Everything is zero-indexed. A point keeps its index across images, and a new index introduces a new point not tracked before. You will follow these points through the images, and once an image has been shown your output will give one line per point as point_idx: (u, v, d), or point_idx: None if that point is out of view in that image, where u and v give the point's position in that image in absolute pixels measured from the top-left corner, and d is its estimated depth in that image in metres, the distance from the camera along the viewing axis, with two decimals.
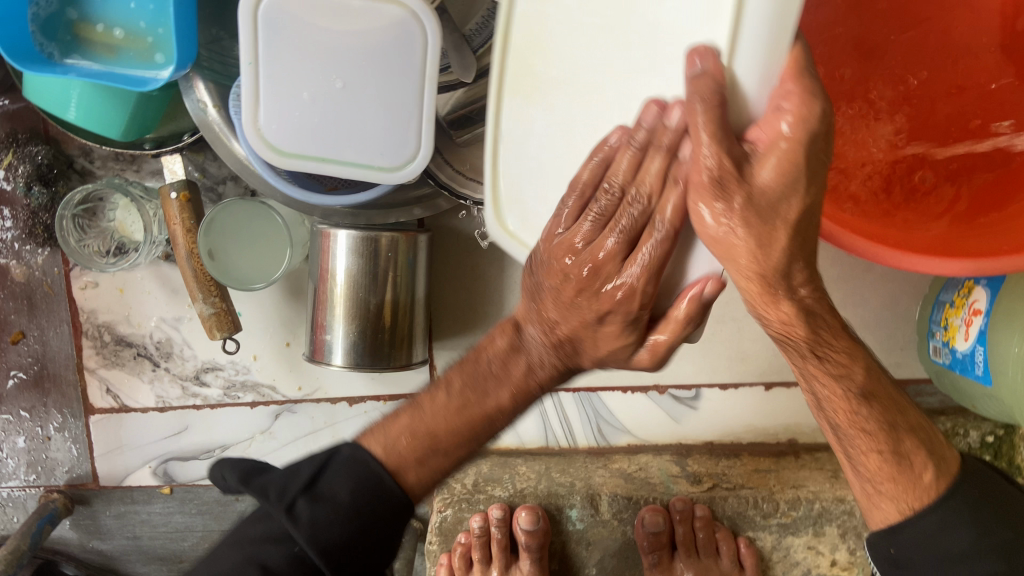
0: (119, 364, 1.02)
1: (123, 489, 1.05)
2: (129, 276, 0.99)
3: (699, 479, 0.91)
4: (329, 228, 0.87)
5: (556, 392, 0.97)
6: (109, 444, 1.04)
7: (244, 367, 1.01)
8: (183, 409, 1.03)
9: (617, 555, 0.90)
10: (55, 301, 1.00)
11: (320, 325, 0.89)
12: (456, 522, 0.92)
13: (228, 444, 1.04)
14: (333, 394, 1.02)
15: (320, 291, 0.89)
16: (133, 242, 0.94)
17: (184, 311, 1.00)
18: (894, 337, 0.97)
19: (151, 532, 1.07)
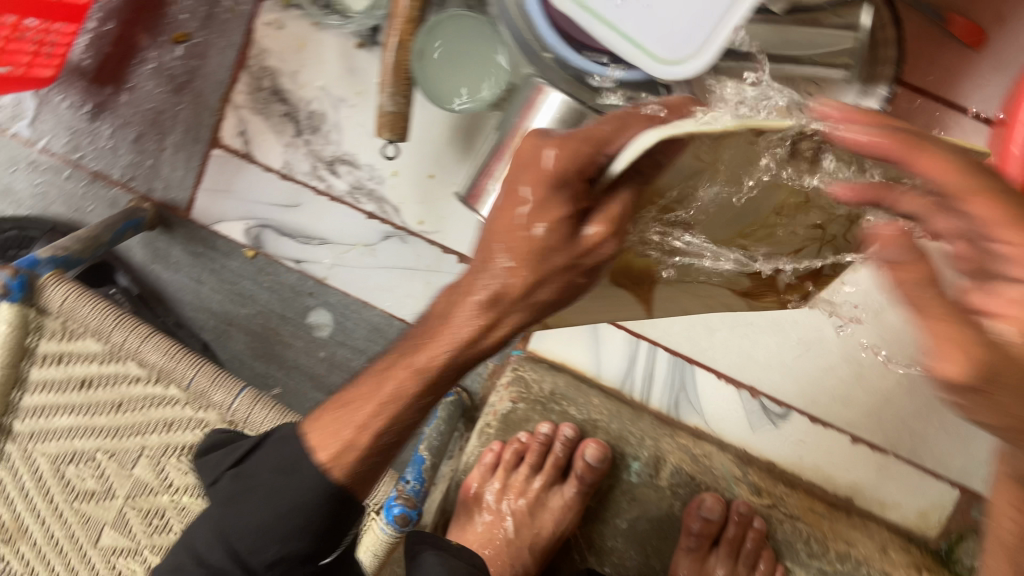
0: (264, 114, 0.97)
1: (209, 232, 1.02)
2: (313, 35, 0.94)
3: (759, 491, 0.89)
4: (545, 84, 0.82)
5: (656, 344, 0.98)
6: (218, 184, 1.00)
7: (379, 177, 0.97)
8: (302, 186, 0.99)
9: (653, 522, 0.88)
10: (233, 23, 0.96)
11: (489, 173, 0.86)
12: (523, 420, 0.89)
13: (327, 240, 1.00)
14: (450, 244, 0.98)
15: (505, 144, 0.86)
16: (344, 6, 0.89)
17: (352, 95, 0.95)
18: (991, 455, 0.95)
19: (216, 285, 1.03)
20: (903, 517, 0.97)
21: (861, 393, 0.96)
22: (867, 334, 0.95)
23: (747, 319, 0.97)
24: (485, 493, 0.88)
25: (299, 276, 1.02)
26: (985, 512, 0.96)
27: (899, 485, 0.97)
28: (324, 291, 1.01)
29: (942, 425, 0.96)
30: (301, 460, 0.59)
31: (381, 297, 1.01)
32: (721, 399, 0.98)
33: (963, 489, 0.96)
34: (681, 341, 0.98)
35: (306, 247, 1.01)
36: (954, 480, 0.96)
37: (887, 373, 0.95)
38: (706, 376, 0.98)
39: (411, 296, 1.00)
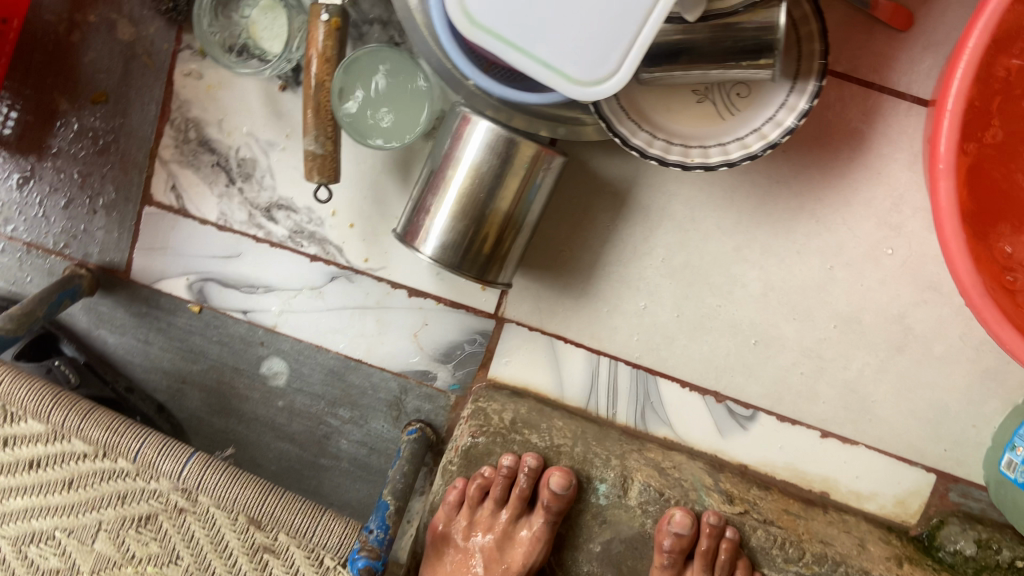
0: (193, 166, 0.95)
1: (152, 291, 1.00)
2: (233, 81, 0.92)
3: (731, 499, 0.88)
4: (470, 113, 0.80)
5: (616, 359, 0.97)
6: (155, 242, 0.99)
7: (319, 219, 0.95)
8: (241, 235, 0.97)
9: (626, 543, 0.86)
10: (151, 77, 0.93)
11: (425, 208, 0.84)
12: (486, 453, 0.88)
13: (272, 287, 0.98)
14: (396, 279, 0.96)
15: (438, 175, 0.83)
16: (260, 50, 0.87)
17: (281, 139, 0.93)
18: (964, 436, 0.94)
19: (164, 343, 1.02)
20: (880, 506, 0.96)
21: (827, 387, 0.95)
22: (827, 328, 0.93)
23: (706, 325, 0.95)
24: (453, 532, 0.87)
25: (249, 327, 1.00)
26: (964, 494, 0.95)
27: (873, 475, 0.96)
28: (275, 339, 0.99)
29: (912, 410, 0.94)
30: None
31: (333, 339, 0.99)
32: (687, 406, 0.97)
33: (939, 473, 0.95)
34: (641, 353, 0.96)
35: (252, 296, 0.99)
36: (930, 465, 0.95)
37: (850, 365, 0.94)
38: (670, 385, 0.97)
39: (364, 335, 0.98)
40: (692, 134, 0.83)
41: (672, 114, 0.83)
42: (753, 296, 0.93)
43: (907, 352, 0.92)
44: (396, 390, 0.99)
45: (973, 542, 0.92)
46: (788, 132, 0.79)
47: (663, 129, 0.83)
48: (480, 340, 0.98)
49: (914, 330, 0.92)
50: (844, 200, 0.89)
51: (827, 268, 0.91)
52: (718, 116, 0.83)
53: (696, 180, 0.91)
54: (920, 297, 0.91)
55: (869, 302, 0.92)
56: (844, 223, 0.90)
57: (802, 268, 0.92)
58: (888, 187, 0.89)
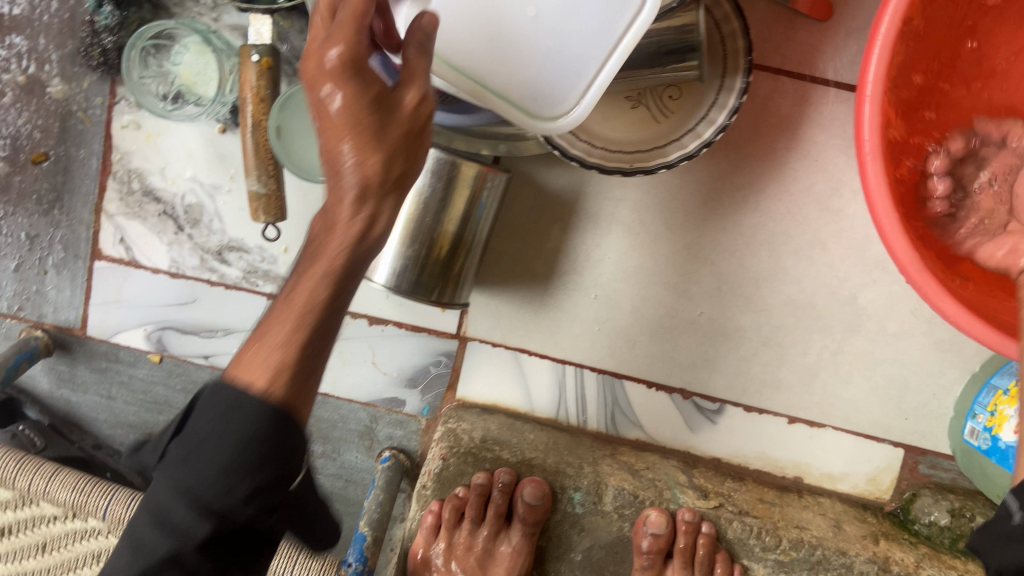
0: (140, 216, 0.95)
1: (110, 345, 1.00)
2: (171, 128, 0.92)
3: (705, 494, 0.89)
4: None
5: (581, 366, 0.97)
6: (108, 295, 0.98)
7: (271, 257, 0.95)
8: (195, 281, 0.97)
9: (607, 548, 0.87)
10: (90, 133, 0.93)
11: None
12: (457, 474, 0.88)
13: (231, 329, 0.98)
14: (355, 308, 0.97)
15: None
16: (194, 95, 0.87)
17: (225, 182, 0.93)
18: (927, 408, 0.96)
19: (127, 397, 1.01)
20: (854, 485, 0.98)
21: (789, 374, 0.96)
22: (783, 316, 0.95)
23: (665, 325, 0.96)
24: (433, 557, 0.87)
25: (212, 371, 1.00)
26: (933, 465, 0.97)
27: (843, 455, 0.98)
28: None
29: (873, 388, 0.96)
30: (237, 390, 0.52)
31: None
32: (655, 406, 0.98)
33: (907, 447, 0.97)
34: (605, 358, 0.97)
35: (212, 340, 0.99)
36: (897, 440, 0.97)
37: (809, 349, 0.95)
38: (636, 387, 0.98)
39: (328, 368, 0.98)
40: (630, 141, 0.84)
41: (609, 122, 0.85)
42: (708, 291, 0.95)
43: (863, 331, 0.94)
44: (366, 419, 0.99)
45: (946, 512, 0.93)
46: (720, 130, 0.80)
47: (602, 138, 0.84)
48: (444, 361, 0.98)
49: (867, 309, 0.94)
50: (785, 190, 0.91)
51: (777, 257, 0.93)
52: (654, 119, 0.85)
53: (641, 183, 0.92)
54: (869, 277, 0.93)
55: (820, 286, 0.93)
56: (788, 212, 0.92)
57: (752, 260, 0.93)
58: (826, 172, 0.91)
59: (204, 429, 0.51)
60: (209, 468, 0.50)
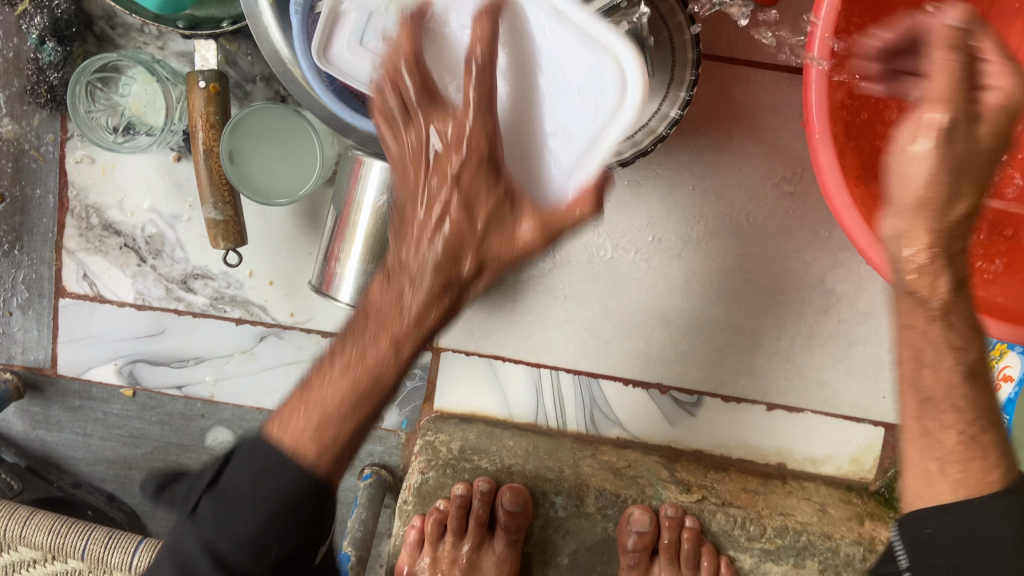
0: (102, 251, 0.94)
1: (82, 382, 0.99)
2: (125, 160, 0.91)
3: (688, 488, 0.88)
4: (361, 155, 0.80)
5: (557, 369, 0.97)
6: (76, 332, 0.97)
7: (237, 282, 0.95)
8: (161, 312, 0.96)
9: (592, 548, 0.88)
10: (45, 171, 0.92)
11: (332, 256, 0.82)
12: (437, 487, 0.88)
13: (202, 357, 0.97)
14: (324, 328, 0.95)
15: (341, 221, 0.82)
16: (145, 125, 0.87)
17: (184, 210, 0.92)
18: None
19: (104, 433, 1.01)
20: (837, 467, 0.98)
21: (763, 361, 0.96)
22: (752, 304, 0.95)
23: (638, 321, 0.96)
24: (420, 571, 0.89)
25: (186, 401, 0.99)
26: None
27: (824, 439, 0.98)
28: (214, 409, 0.99)
29: (849, 369, 0.95)
30: (270, 454, 0.53)
31: (273, 399, 0.98)
32: (632, 402, 0.98)
33: (887, 426, 0.97)
34: (580, 359, 0.97)
35: (184, 370, 0.98)
36: (877, 420, 0.97)
37: (782, 335, 0.95)
38: (613, 385, 0.98)
39: None
40: None
41: None
42: (678, 284, 0.94)
43: (834, 313, 0.94)
44: None
45: None
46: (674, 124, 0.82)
47: None
48: (419, 373, 0.97)
49: (837, 292, 0.93)
50: (747, 178, 0.91)
51: (743, 246, 0.93)
52: None
53: None
54: (837, 259, 0.93)
55: (789, 272, 0.93)
56: (750, 200, 0.92)
57: (718, 250, 0.93)
58: (787, 157, 0.90)
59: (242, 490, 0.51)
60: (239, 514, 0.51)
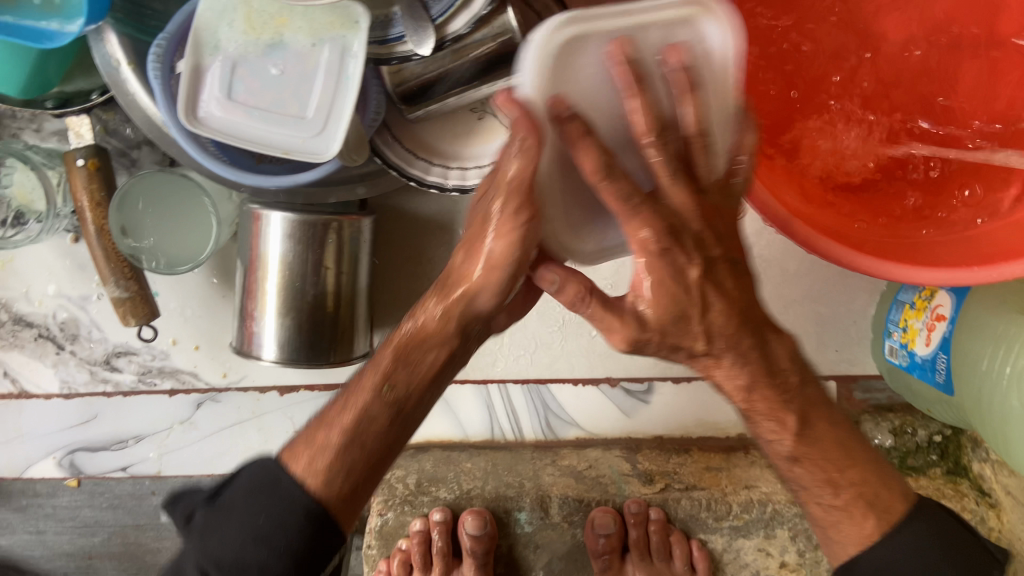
0: (17, 345, 0.91)
1: (24, 482, 0.95)
2: (23, 250, 0.88)
3: (650, 479, 0.89)
4: (258, 209, 0.77)
5: (504, 382, 0.95)
6: (6, 432, 0.94)
7: (162, 353, 0.92)
8: (91, 396, 0.93)
9: (566, 558, 0.87)
10: None
11: (249, 315, 0.80)
12: (398, 526, 0.88)
13: (142, 435, 0.95)
14: (261, 383, 0.93)
15: (248, 278, 0.80)
16: (33, 211, 0.83)
17: (92, 289, 0.89)
18: (848, 336, 0.96)
19: (57, 527, 0.98)
20: None
21: None
22: None
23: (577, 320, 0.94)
24: None
25: (134, 481, 0.97)
26: (868, 389, 0.97)
27: None
28: (165, 484, 0.96)
29: (791, 330, 0.95)
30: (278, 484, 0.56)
31: (222, 463, 0.96)
32: (585, 401, 0.97)
33: (837, 379, 0.97)
34: (526, 368, 0.95)
35: (124, 451, 0.95)
36: (827, 374, 0.97)
37: None
38: (563, 387, 0.96)
39: (251, 449, 0.95)
40: (482, 153, 0.81)
41: (459, 139, 0.82)
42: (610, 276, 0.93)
43: (766, 277, 0.94)
44: None
45: (888, 432, 0.95)
46: None
47: (456, 157, 0.81)
48: None
49: (764, 256, 0.93)
50: None
51: None
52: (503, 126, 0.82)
53: None
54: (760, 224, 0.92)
55: None
56: None
57: None
58: None
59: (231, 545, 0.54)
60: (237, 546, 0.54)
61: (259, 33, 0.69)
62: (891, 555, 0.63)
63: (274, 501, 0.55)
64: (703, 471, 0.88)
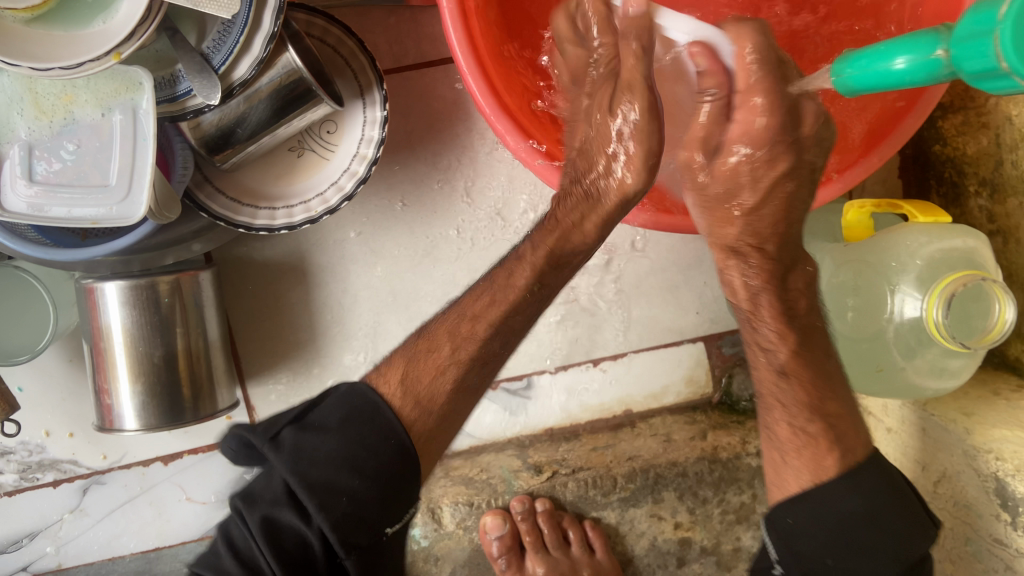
0: None
1: None
2: None
3: (538, 470, 0.90)
4: (92, 283, 0.79)
5: None
6: None
7: (38, 445, 0.91)
8: None
9: (467, 565, 0.90)
10: None
11: (102, 389, 0.81)
12: None
13: (35, 531, 0.94)
14: (143, 457, 0.94)
15: (96, 353, 0.80)
16: None
17: None
18: (705, 295, 0.99)
19: None
20: (676, 394, 1.01)
21: (573, 323, 0.98)
22: None
23: None
24: None
25: None
26: (735, 342, 1.01)
27: (654, 374, 1.01)
28: None
29: (651, 301, 0.98)
30: (376, 416, 0.63)
31: (122, 543, 0.95)
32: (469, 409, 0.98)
33: (704, 339, 1.00)
34: None
35: (22, 550, 0.95)
36: (693, 336, 1.00)
37: (578, 294, 0.97)
38: None
39: (148, 523, 0.95)
40: (305, 188, 0.84)
41: (283, 179, 0.85)
42: (464, 284, 0.96)
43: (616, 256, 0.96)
44: None
45: None
46: (381, 142, 0.83)
47: (281, 197, 0.84)
48: None
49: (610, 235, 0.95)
50: (486, 166, 0.94)
51: (509, 228, 0.95)
52: (323, 158, 0.85)
53: (352, 214, 0.93)
54: None
55: None
56: (494, 183, 0.94)
57: (487, 239, 0.96)
58: None
59: (315, 467, 0.59)
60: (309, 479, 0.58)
61: (48, 115, 0.71)
62: (818, 540, 0.65)
63: (313, 449, 0.59)
64: (589, 451, 0.91)
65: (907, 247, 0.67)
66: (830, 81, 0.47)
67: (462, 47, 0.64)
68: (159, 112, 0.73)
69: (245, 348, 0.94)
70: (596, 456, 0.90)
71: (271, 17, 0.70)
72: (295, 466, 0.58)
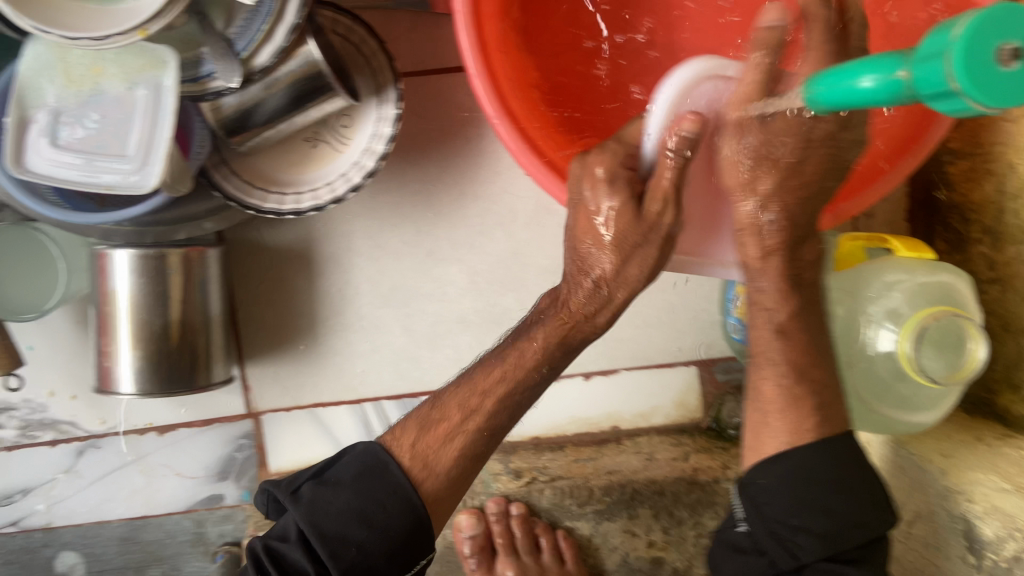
0: None
1: None
2: None
3: (518, 474, 0.92)
4: (104, 249, 0.82)
5: (378, 399, 0.99)
6: None
7: (40, 405, 0.94)
8: None
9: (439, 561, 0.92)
10: None
11: (103, 351, 0.84)
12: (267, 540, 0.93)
13: (29, 488, 0.97)
14: (138, 425, 0.96)
15: (101, 316, 0.83)
16: None
17: None
18: (703, 320, 0.99)
19: None
20: (666, 416, 1.01)
21: None
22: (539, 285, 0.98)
23: (439, 332, 0.99)
24: None
25: (25, 535, 0.98)
26: (728, 369, 1.00)
27: (647, 393, 1.01)
28: (55, 536, 0.98)
29: (647, 321, 0.99)
30: (387, 470, 0.64)
31: (109, 508, 0.97)
32: None
33: (699, 363, 1.00)
34: (398, 383, 0.99)
35: (13, 506, 0.97)
36: (687, 360, 1.00)
37: None
38: None
39: (136, 491, 0.97)
40: (317, 177, 0.88)
41: (295, 167, 0.88)
42: (463, 286, 0.98)
43: None
44: (192, 527, 0.99)
45: None
46: (391, 140, 0.85)
47: (292, 184, 0.87)
48: (246, 443, 0.98)
49: None
50: (496, 172, 0.96)
51: (512, 235, 0.97)
52: (336, 150, 0.88)
53: (362, 209, 0.96)
54: None
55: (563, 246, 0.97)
56: (503, 191, 0.96)
57: (490, 244, 0.97)
58: None
59: (336, 507, 0.61)
60: (324, 522, 0.60)
61: (77, 84, 0.75)
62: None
63: (363, 493, 0.62)
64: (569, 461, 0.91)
65: (890, 279, 0.67)
66: (806, 99, 0.49)
67: (469, 53, 0.68)
68: (182, 91, 0.76)
69: (246, 329, 0.96)
70: (574, 466, 0.91)
71: (295, 8, 0.73)
72: (311, 518, 0.60)
